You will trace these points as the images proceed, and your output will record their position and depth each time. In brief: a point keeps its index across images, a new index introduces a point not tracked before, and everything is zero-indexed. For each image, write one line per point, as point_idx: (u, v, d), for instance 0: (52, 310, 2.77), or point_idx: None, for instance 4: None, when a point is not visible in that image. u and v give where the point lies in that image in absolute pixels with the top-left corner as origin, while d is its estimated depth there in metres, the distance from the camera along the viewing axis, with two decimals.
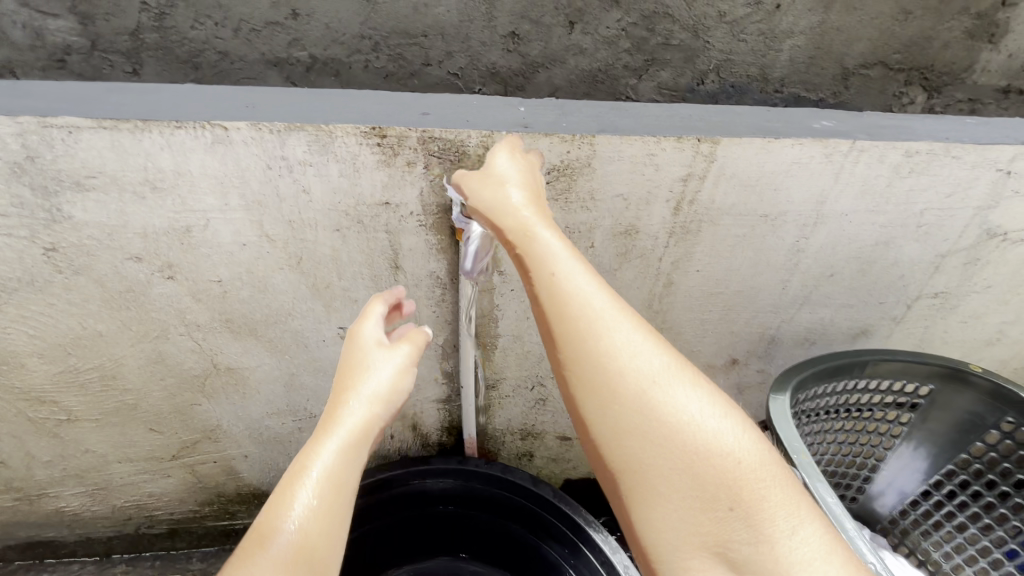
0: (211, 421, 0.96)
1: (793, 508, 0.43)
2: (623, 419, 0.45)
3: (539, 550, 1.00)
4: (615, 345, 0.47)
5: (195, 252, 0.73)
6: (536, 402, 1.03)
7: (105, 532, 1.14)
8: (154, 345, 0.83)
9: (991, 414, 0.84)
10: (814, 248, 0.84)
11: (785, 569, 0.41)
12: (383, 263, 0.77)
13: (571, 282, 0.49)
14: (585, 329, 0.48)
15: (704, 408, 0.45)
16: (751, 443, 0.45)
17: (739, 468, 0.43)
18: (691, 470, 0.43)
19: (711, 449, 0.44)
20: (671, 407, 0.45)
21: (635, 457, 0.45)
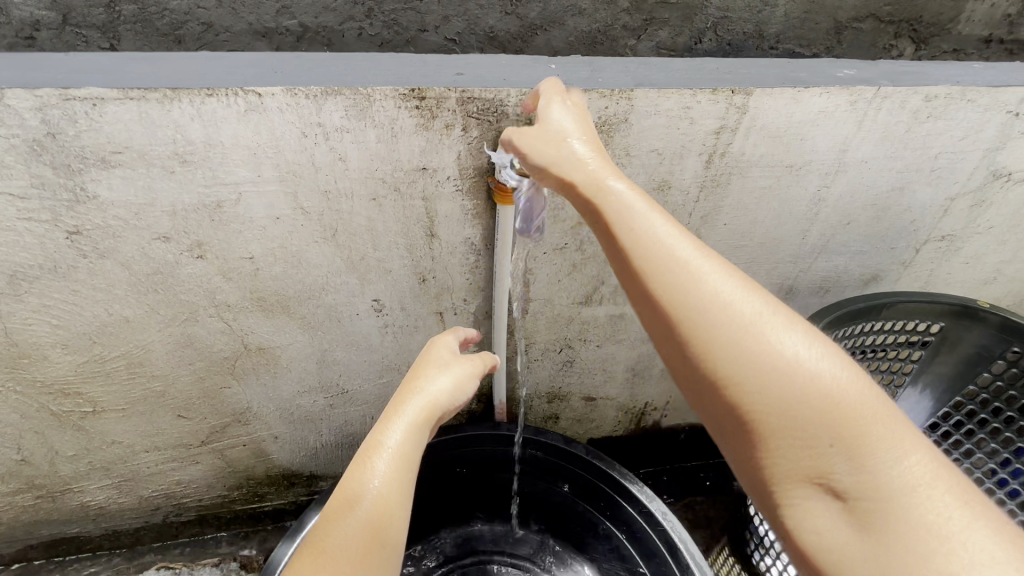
0: (241, 403, 0.95)
1: (890, 438, 0.41)
2: (718, 359, 0.45)
3: (576, 504, 1.04)
4: (705, 286, 0.47)
5: (226, 229, 0.71)
6: (563, 364, 1.05)
7: (132, 523, 1.13)
8: (183, 329, 0.81)
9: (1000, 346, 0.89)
10: (834, 197, 0.86)
11: (892, 495, 0.39)
12: (418, 232, 0.76)
13: (646, 232, 0.50)
14: (666, 263, 0.48)
15: (800, 340, 0.44)
16: (844, 373, 0.43)
17: (838, 402, 0.41)
18: (788, 405, 0.42)
19: (805, 383, 0.42)
20: (761, 341, 0.44)
21: (730, 398, 0.44)
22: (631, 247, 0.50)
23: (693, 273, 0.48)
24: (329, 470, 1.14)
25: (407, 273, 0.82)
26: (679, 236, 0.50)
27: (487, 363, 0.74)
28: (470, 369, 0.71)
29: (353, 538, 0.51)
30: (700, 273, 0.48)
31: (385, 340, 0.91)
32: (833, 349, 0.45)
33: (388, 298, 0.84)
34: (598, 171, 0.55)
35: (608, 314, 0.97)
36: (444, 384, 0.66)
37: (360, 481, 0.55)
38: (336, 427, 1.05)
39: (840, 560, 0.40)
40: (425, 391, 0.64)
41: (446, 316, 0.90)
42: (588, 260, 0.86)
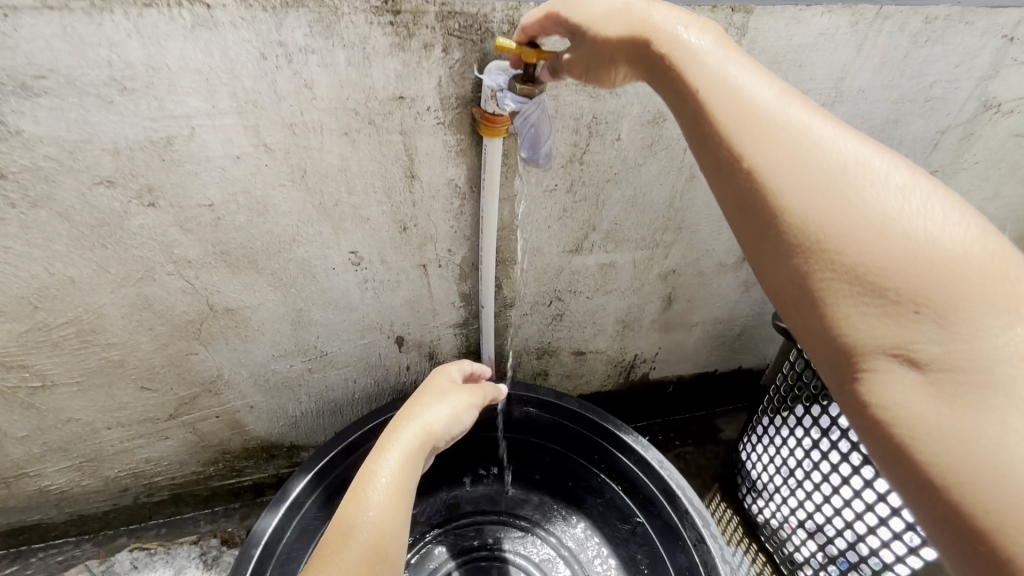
0: (211, 371, 0.88)
1: (997, 309, 0.34)
2: (794, 201, 0.39)
3: (571, 460, 1.02)
4: (795, 136, 0.41)
5: (180, 171, 0.63)
6: (553, 317, 1.01)
7: (100, 507, 1.06)
8: (138, 289, 0.73)
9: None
10: None
11: (986, 371, 0.32)
12: (397, 172, 0.70)
13: (727, 74, 0.45)
14: (742, 102, 0.43)
15: (904, 192, 0.38)
16: (957, 230, 0.36)
17: (941, 253, 0.35)
18: (875, 252, 0.36)
19: (909, 240, 0.36)
20: (856, 196, 0.38)
21: (800, 248, 0.38)
22: (698, 89, 0.45)
23: (778, 115, 0.42)
24: (311, 439, 1.09)
25: (386, 221, 0.75)
26: (764, 84, 0.44)
27: (485, 395, 0.80)
28: (467, 400, 0.77)
29: (357, 558, 0.55)
30: (788, 117, 0.42)
31: (365, 297, 0.85)
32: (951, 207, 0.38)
33: (366, 250, 0.78)
34: (667, 19, 0.49)
35: (598, 263, 0.93)
36: (440, 412, 0.72)
37: (362, 506, 0.60)
38: (316, 393, 0.99)
39: (911, 436, 0.33)
40: (422, 419, 0.71)
41: (430, 270, 0.84)
42: (578, 203, 0.82)
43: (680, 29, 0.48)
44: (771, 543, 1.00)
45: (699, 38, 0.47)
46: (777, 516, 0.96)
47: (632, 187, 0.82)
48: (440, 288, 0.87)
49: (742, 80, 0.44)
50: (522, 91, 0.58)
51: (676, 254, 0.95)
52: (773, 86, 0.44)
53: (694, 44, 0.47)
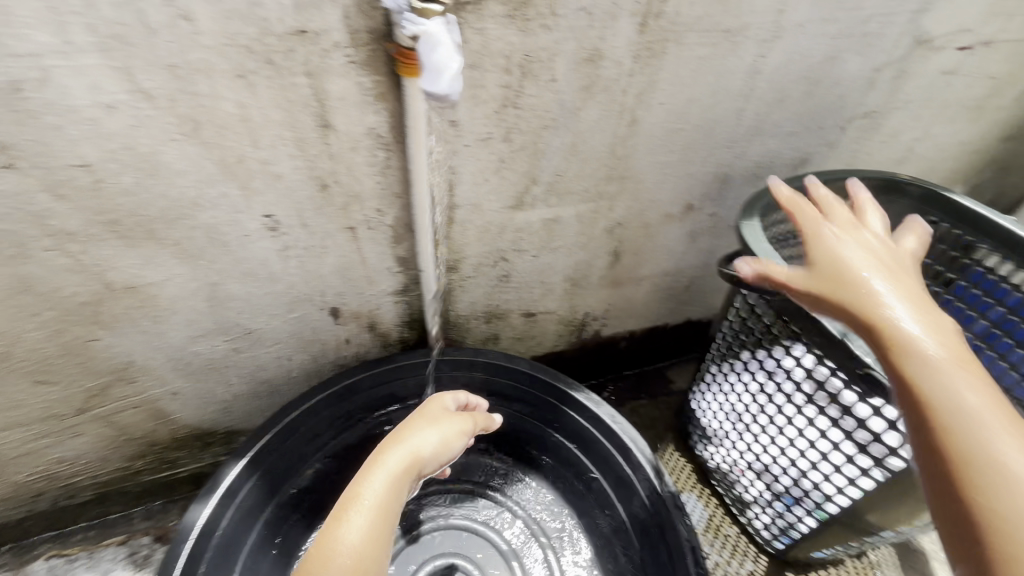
0: (120, 358, 0.79)
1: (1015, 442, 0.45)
2: (886, 343, 0.56)
3: (523, 423, 1.00)
4: (884, 314, 0.57)
5: (39, 124, 0.53)
6: (499, 279, 0.97)
7: (12, 516, 0.96)
8: (11, 270, 0.63)
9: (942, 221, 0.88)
10: (769, 69, 0.81)
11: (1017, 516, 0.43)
12: (308, 122, 0.62)
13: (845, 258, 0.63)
14: (843, 275, 0.61)
15: (933, 335, 0.54)
16: (974, 387, 0.49)
17: (975, 412, 0.47)
18: (946, 402, 0.49)
19: (950, 390, 0.49)
20: (935, 360, 0.52)
21: (916, 389, 0.51)
22: (814, 265, 0.65)
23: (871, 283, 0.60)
24: (248, 424, 1.02)
25: (302, 178, 0.68)
26: (862, 260, 0.62)
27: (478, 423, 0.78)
28: (460, 428, 0.74)
29: None
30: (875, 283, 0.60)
31: (289, 266, 0.77)
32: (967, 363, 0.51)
33: (284, 213, 0.70)
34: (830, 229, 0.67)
35: (542, 218, 0.88)
36: (432, 438, 0.69)
37: (340, 529, 0.56)
38: (248, 374, 0.92)
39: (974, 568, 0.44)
40: (410, 442, 0.67)
41: (359, 232, 0.77)
42: (516, 153, 0.76)
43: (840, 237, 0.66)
44: (721, 484, 1.04)
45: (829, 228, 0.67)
46: (727, 460, 0.99)
47: (571, 134, 0.77)
48: (373, 253, 0.81)
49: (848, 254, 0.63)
50: (418, 6, 0.47)
51: (621, 205, 0.92)
52: (872, 261, 0.62)
53: (829, 237, 0.66)
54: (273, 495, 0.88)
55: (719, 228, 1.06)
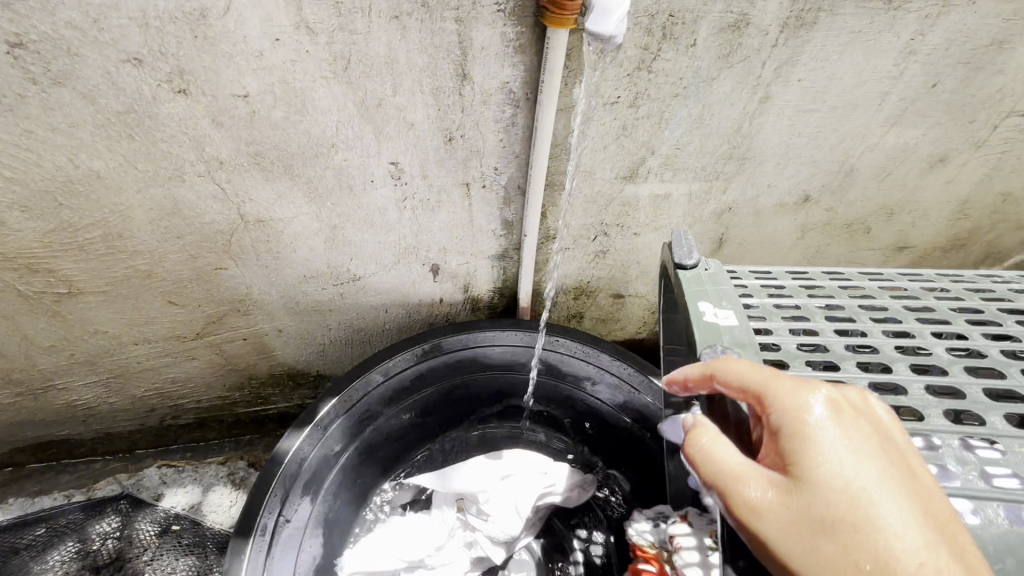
0: (240, 287, 0.84)
1: (874, 461, 0.42)
2: (828, 501, 0.41)
3: (586, 412, 1.03)
4: (735, 472, 0.44)
5: (213, 51, 0.56)
6: (595, 254, 0.95)
7: (126, 427, 1.06)
8: (166, 189, 0.68)
9: (810, 271, 0.74)
10: (927, 49, 0.74)
11: (851, 493, 0.40)
12: (447, 69, 0.63)
13: (724, 463, 0.45)
14: (739, 475, 0.44)
15: (842, 439, 0.42)
16: (860, 461, 0.42)
17: (850, 483, 0.41)
18: (846, 486, 0.41)
19: (818, 453, 0.42)
20: (720, 453, 0.46)
21: (838, 500, 0.40)
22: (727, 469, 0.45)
23: (754, 481, 0.44)
24: (338, 369, 1.07)
25: (431, 128, 0.69)
26: (724, 460, 0.45)
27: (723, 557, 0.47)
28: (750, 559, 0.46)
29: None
30: (759, 475, 0.44)
31: (402, 217, 0.79)
32: (857, 459, 0.42)
33: (408, 161, 0.72)
34: (725, 464, 0.45)
35: (651, 194, 0.86)
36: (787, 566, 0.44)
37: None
38: (346, 321, 0.96)
39: (870, 511, 0.40)
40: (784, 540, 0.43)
41: (473, 189, 0.78)
42: (640, 120, 0.74)
43: (715, 460, 0.46)
44: None
45: (720, 454, 0.46)
46: None
47: (700, 105, 0.74)
48: (483, 212, 0.82)
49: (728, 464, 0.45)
50: None
51: (735, 188, 0.89)
52: (730, 464, 0.45)
53: (718, 455, 0.46)
54: (355, 437, 0.90)
55: (830, 222, 1.01)
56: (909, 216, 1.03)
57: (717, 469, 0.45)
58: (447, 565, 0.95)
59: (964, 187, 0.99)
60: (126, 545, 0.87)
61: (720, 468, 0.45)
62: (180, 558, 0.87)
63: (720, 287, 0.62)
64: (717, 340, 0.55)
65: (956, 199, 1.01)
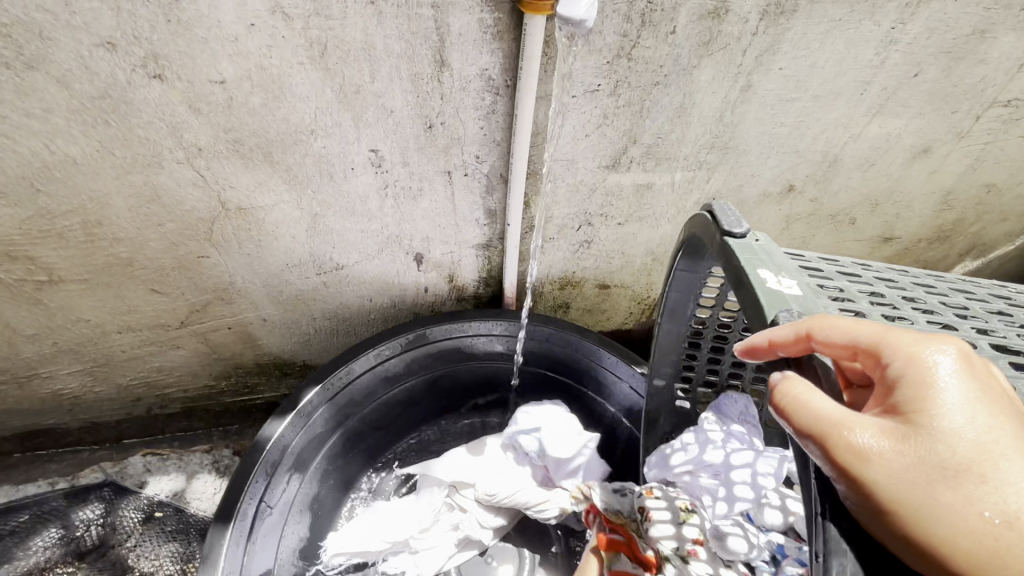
0: (223, 276, 0.84)
1: (1007, 419, 0.34)
2: (955, 453, 0.33)
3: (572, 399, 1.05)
4: (837, 415, 0.35)
5: (187, 36, 0.56)
6: (580, 244, 0.96)
7: (113, 416, 1.06)
8: (145, 177, 0.68)
9: (872, 263, 0.64)
10: (907, 38, 0.74)
11: (982, 449, 0.33)
12: (425, 56, 0.63)
13: (822, 408, 0.36)
14: (843, 419, 0.35)
15: (975, 392, 0.34)
16: (993, 415, 0.34)
17: (982, 437, 0.33)
18: (978, 439, 0.33)
19: (950, 401, 0.34)
20: (819, 400, 0.37)
21: (967, 452, 0.33)
22: (826, 413, 0.36)
23: (862, 428, 0.35)
24: (324, 359, 1.07)
25: (411, 115, 0.69)
26: (824, 404, 0.36)
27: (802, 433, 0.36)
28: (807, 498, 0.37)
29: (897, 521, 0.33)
30: (867, 422, 0.35)
31: (385, 206, 0.80)
32: (991, 411, 0.34)
33: (389, 149, 0.72)
34: (825, 408, 0.36)
35: (634, 183, 0.86)
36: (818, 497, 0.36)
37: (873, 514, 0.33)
38: (331, 310, 0.96)
39: (1004, 470, 0.32)
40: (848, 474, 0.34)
41: (455, 177, 0.78)
42: (621, 109, 0.74)
43: (813, 403, 0.37)
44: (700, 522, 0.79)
45: (817, 401, 0.37)
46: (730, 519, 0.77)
47: (681, 94, 0.74)
48: (465, 200, 0.82)
49: (827, 408, 0.36)
50: None
51: (719, 177, 0.89)
52: (833, 406, 0.36)
53: (813, 398, 0.37)
54: (339, 424, 0.91)
55: (814, 213, 1.02)
56: (894, 207, 1.04)
57: (815, 412, 0.36)
58: (431, 549, 0.91)
59: (948, 178, 0.99)
60: (109, 531, 0.87)
61: (819, 412, 0.36)
62: (164, 544, 0.88)
63: (775, 254, 0.52)
64: (787, 306, 0.45)
65: (939, 191, 1.02)
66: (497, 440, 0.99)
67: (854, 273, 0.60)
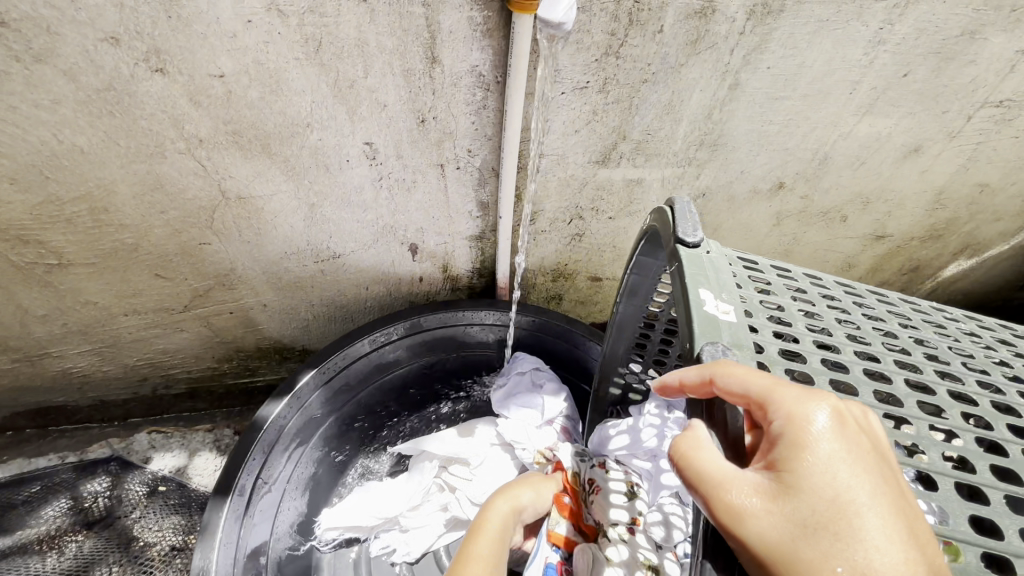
0: (225, 262, 0.88)
1: (867, 475, 0.36)
2: (816, 510, 0.35)
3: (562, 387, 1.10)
4: (719, 473, 0.38)
5: (187, 32, 0.58)
6: (571, 238, 0.98)
7: (120, 395, 1.11)
8: (149, 166, 0.71)
9: (825, 279, 0.63)
10: (896, 38, 0.74)
11: (841, 507, 0.35)
12: (417, 52, 0.65)
13: (708, 464, 0.38)
14: (724, 477, 0.37)
15: (839, 451, 0.36)
16: (856, 474, 0.36)
17: (841, 496, 0.35)
18: (838, 497, 0.35)
19: (814, 461, 0.36)
20: (707, 455, 0.39)
21: (826, 511, 0.35)
22: (712, 471, 0.38)
23: (739, 486, 0.37)
24: (322, 344, 1.11)
25: (404, 110, 0.71)
26: (709, 460, 0.39)
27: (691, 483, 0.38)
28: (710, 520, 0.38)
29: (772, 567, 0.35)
30: (744, 480, 0.37)
31: (380, 197, 0.82)
32: (854, 470, 0.36)
33: (382, 141, 0.74)
34: (709, 466, 0.38)
35: (625, 178, 0.88)
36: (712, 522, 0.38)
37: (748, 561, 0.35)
38: (328, 296, 0.99)
39: (858, 528, 0.34)
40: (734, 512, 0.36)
41: (448, 170, 0.80)
42: (610, 106, 0.76)
43: (700, 457, 0.39)
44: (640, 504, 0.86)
45: (704, 455, 0.39)
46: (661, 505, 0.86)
47: (669, 91, 0.75)
48: (457, 192, 0.84)
49: (712, 465, 0.38)
50: None
51: (709, 173, 0.91)
52: (717, 463, 0.38)
53: (701, 453, 0.39)
54: (335, 407, 0.94)
55: (805, 210, 1.03)
56: (885, 205, 1.05)
57: (700, 467, 0.38)
58: (421, 528, 0.95)
59: (939, 177, 0.99)
60: (115, 503, 0.92)
61: (705, 468, 0.38)
62: (167, 516, 0.92)
63: (717, 274, 0.52)
64: (717, 337, 0.45)
65: (931, 190, 1.02)
66: (487, 428, 1.01)
67: (801, 287, 0.60)
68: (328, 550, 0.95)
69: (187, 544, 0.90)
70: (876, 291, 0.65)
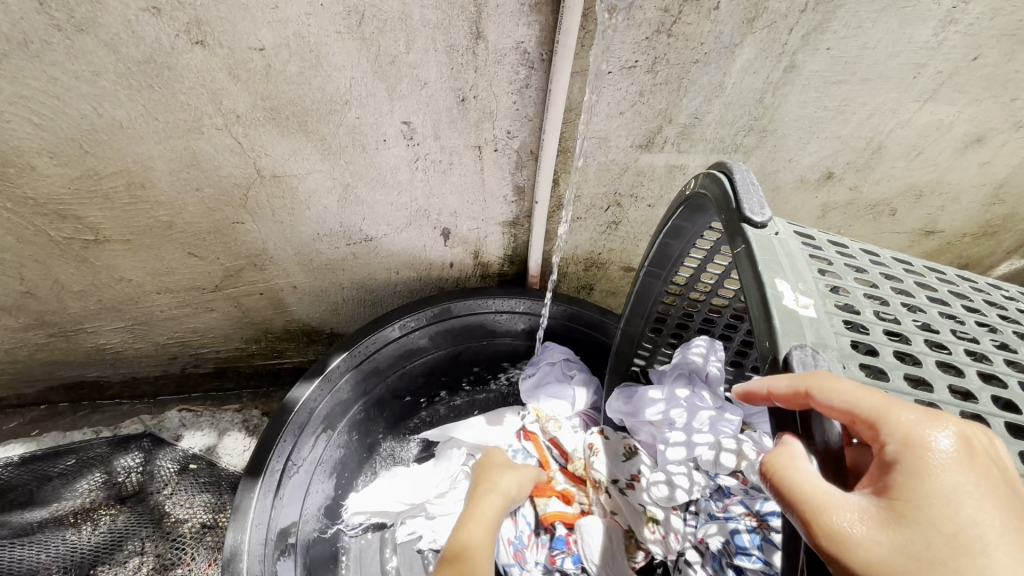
0: (257, 243, 0.87)
1: (993, 511, 0.33)
2: (934, 544, 0.32)
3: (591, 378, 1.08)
4: (823, 494, 0.35)
5: (229, 2, 0.56)
6: (607, 226, 0.95)
7: (150, 373, 1.12)
8: (186, 142, 0.70)
9: (883, 252, 0.58)
10: (969, 19, 0.69)
11: (963, 543, 0.32)
12: (461, 27, 0.62)
13: (812, 482, 0.35)
14: (829, 500, 0.34)
15: (962, 482, 0.34)
16: (980, 510, 0.33)
17: (962, 532, 0.33)
18: (959, 532, 0.33)
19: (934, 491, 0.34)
20: (810, 473, 0.36)
21: (946, 546, 0.32)
22: (816, 491, 0.35)
23: (847, 510, 0.34)
24: (350, 327, 1.10)
25: (444, 89, 0.69)
26: (812, 476, 0.36)
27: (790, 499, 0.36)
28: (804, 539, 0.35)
29: None
30: (852, 504, 0.34)
31: (415, 178, 0.80)
32: (977, 505, 0.33)
33: (421, 121, 0.72)
34: (813, 484, 0.35)
35: (667, 164, 0.85)
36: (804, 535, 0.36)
37: None
38: (358, 280, 0.98)
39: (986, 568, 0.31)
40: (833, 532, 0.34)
41: (485, 152, 0.78)
42: (658, 87, 0.72)
43: (801, 472, 0.36)
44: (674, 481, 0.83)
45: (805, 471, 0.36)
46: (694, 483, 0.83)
47: (720, 72, 0.72)
48: (493, 176, 0.82)
49: (816, 483, 0.35)
50: None
51: (755, 160, 0.87)
52: (822, 482, 0.35)
53: (803, 468, 0.36)
54: (362, 392, 0.93)
55: (853, 203, 0.98)
56: (939, 199, 0.99)
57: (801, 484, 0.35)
58: (448, 515, 0.92)
59: (1000, 170, 0.94)
60: (148, 479, 0.93)
61: (807, 486, 0.35)
62: (197, 494, 0.92)
63: (789, 258, 0.48)
64: (802, 336, 0.42)
65: (990, 183, 0.97)
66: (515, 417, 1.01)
67: (861, 261, 0.55)
68: (355, 534, 0.96)
69: (217, 522, 0.91)
70: (933, 264, 0.60)
